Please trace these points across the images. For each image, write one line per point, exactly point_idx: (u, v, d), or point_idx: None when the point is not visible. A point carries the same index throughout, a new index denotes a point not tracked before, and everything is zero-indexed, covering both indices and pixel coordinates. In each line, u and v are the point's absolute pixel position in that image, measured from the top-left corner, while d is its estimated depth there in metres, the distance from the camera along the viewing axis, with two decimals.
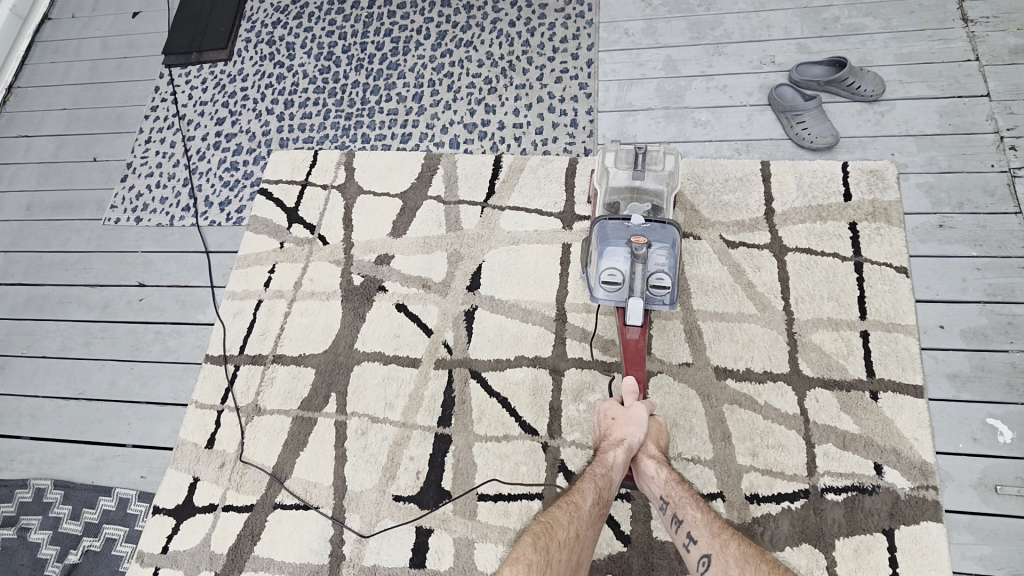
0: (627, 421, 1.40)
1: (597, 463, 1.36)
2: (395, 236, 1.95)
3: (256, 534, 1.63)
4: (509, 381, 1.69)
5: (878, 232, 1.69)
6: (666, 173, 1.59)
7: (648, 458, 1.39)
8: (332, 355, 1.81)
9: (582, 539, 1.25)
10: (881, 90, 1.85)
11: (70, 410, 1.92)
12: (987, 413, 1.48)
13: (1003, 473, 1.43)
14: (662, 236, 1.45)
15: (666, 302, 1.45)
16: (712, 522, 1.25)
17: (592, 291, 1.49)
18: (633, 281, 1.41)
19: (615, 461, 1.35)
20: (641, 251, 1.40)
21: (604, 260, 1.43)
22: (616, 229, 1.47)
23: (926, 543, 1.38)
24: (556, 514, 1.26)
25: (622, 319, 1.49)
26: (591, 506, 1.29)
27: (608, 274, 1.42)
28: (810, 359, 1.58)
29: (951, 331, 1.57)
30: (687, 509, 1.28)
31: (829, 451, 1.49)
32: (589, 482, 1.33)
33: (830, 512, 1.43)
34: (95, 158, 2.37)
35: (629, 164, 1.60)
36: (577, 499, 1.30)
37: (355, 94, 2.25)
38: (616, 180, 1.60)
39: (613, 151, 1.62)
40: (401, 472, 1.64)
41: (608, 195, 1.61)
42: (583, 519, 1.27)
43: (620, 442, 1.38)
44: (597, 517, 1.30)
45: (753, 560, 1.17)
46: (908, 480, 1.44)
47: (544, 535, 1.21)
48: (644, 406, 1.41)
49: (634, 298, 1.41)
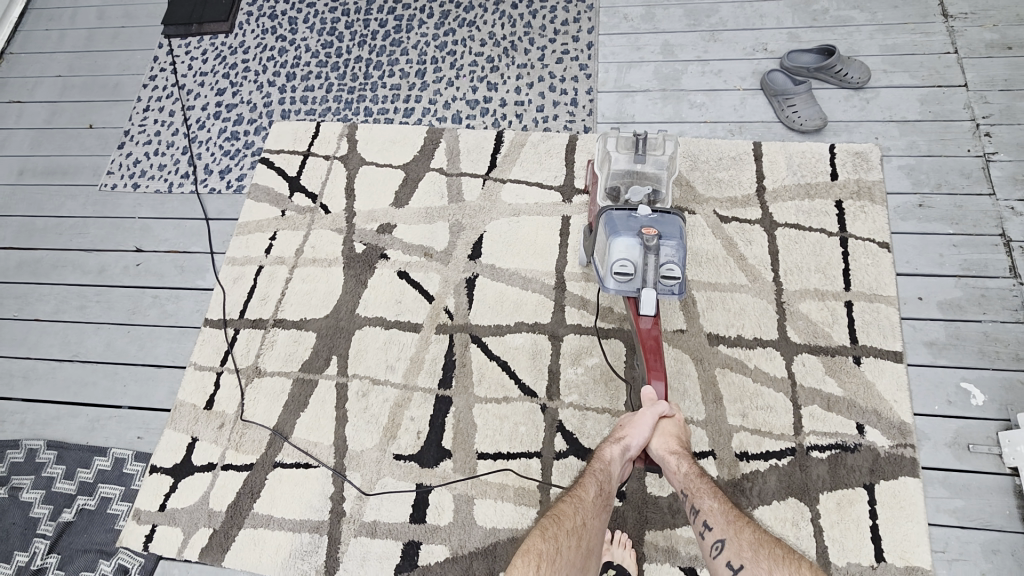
0: (632, 424, 1.41)
1: (597, 459, 1.36)
2: (398, 206, 1.98)
3: (256, 492, 1.65)
4: (509, 346, 1.74)
5: (862, 209, 1.78)
6: (666, 158, 1.64)
7: (667, 453, 1.38)
8: (333, 320, 1.84)
9: (589, 529, 1.24)
10: (867, 78, 1.94)
11: (65, 371, 1.90)
12: (961, 378, 1.57)
13: (975, 432, 1.51)
14: (671, 227, 1.46)
15: (675, 292, 1.47)
16: (728, 510, 1.24)
17: (603, 281, 1.49)
18: (646, 271, 1.42)
19: (612, 456, 1.36)
20: (653, 242, 1.41)
21: (616, 251, 1.44)
22: (626, 220, 1.48)
23: (904, 496, 1.46)
24: (561, 506, 1.27)
25: (634, 310, 1.49)
26: (595, 498, 1.29)
27: (620, 265, 1.43)
28: (797, 327, 1.66)
29: (929, 302, 1.66)
30: (704, 499, 1.28)
31: (814, 412, 1.56)
32: (589, 476, 1.33)
33: (815, 468, 1.51)
34: (92, 125, 2.35)
35: (628, 149, 1.64)
36: (580, 492, 1.30)
37: (358, 69, 2.28)
38: (617, 165, 1.63)
39: (614, 137, 1.64)
40: (402, 432, 1.67)
41: (609, 179, 1.64)
42: (587, 510, 1.27)
43: (620, 442, 1.38)
44: (603, 508, 1.29)
45: (769, 543, 1.16)
46: (888, 439, 1.52)
47: (551, 524, 1.21)
48: (651, 410, 1.41)
49: (646, 288, 1.42)
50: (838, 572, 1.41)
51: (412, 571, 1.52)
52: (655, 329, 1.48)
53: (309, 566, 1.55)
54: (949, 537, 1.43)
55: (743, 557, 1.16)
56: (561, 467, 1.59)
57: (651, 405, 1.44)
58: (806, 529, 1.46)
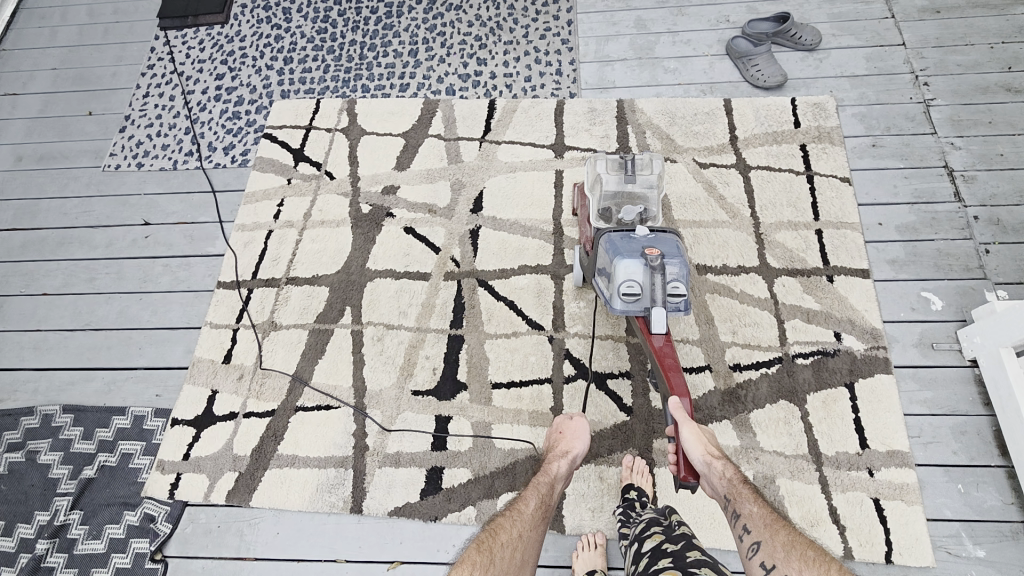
0: (574, 437, 1.49)
1: (544, 472, 1.40)
2: (400, 169, 2.09)
3: (279, 434, 1.71)
4: (514, 286, 1.86)
5: (824, 151, 1.98)
6: (655, 176, 1.63)
7: (711, 458, 1.31)
8: (345, 274, 1.93)
9: (526, 541, 1.24)
10: (819, 40, 2.17)
11: (77, 340, 1.93)
12: (922, 288, 1.75)
13: (937, 333, 1.69)
14: (671, 247, 1.47)
15: (682, 308, 1.49)
16: (767, 514, 1.20)
17: (610, 302, 1.49)
18: (654, 291, 1.41)
19: (559, 470, 1.41)
20: (657, 261, 1.40)
21: (621, 273, 1.43)
22: (627, 243, 1.49)
23: (880, 391, 1.62)
24: (499, 521, 1.26)
25: (644, 328, 1.50)
26: (535, 510, 1.31)
27: (626, 286, 1.43)
28: (775, 254, 1.83)
29: (888, 226, 1.84)
30: (744, 503, 1.23)
31: (796, 325, 1.72)
32: (532, 489, 1.35)
33: (801, 373, 1.66)
34: (91, 112, 2.40)
35: (618, 170, 1.62)
36: (521, 505, 1.31)
37: (353, 51, 2.40)
38: (608, 187, 1.62)
39: (602, 159, 1.63)
40: (418, 369, 1.76)
41: (600, 202, 1.63)
42: (526, 522, 1.27)
43: (567, 456, 1.44)
44: (541, 521, 1.30)
45: (803, 546, 1.13)
46: (863, 343, 1.69)
47: (486, 538, 1.21)
48: (683, 422, 1.35)
49: (656, 307, 1.42)
50: (828, 461, 1.55)
51: (437, 493, 1.61)
52: (667, 347, 1.48)
53: (337, 498, 1.62)
54: (923, 424, 1.59)
55: (776, 559, 1.14)
56: (571, 390, 1.70)
57: (685, 418, 1.35)
58: (797, 426, 1.60)
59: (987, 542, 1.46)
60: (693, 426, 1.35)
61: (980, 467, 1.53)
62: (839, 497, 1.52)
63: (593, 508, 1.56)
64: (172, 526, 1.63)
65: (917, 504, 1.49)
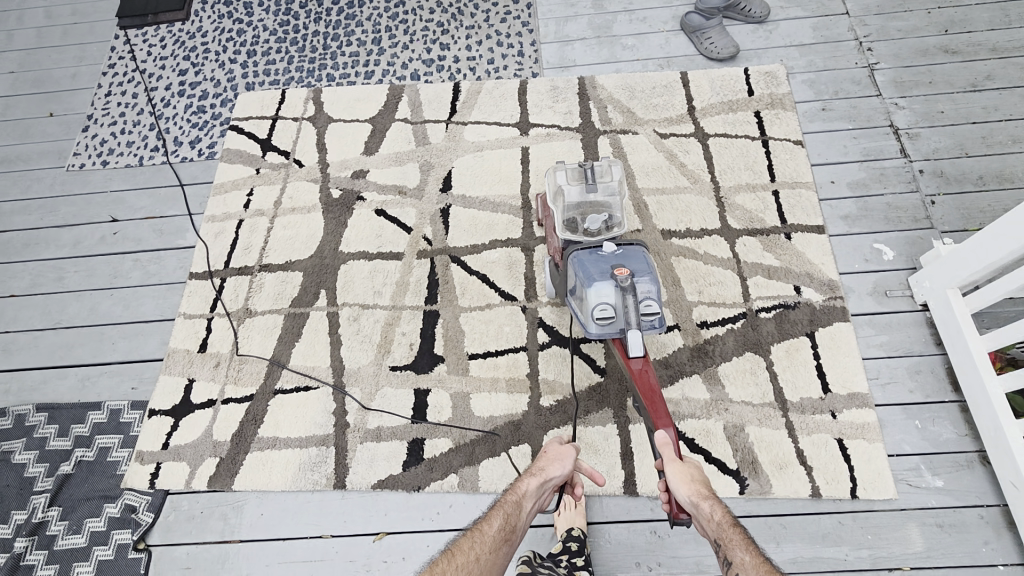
0: (552, 457, 1.41)
1: (513, 491, 1.34)
2: (369, 154, 2.12)
3: (259, 418, 1.72)
4: (486, 261, 1.89)
5: (777, 116, 2.06)
6: (615, 183, 1.62)
7: (699, 499, 1.27)
8: (318, 258, 1.94)
9: (485, 563, 1.20)
10: (767, 13, 2.25)
11: (48, 339, 1.91)
12: (875, 240, 1.83)
13: (890, 281, 1.77)
14: (639, 264, 1.49)
15: (657, 325, 1.49)
16: (760, 565, 1.14)
17: (586, 326, 1.50)
18: (627, 313, 1.42)
19: (528, 489, 1.34)
20: (627, 282, 1.42)
21: (593, 297, 1.44)
22: (595, 262, 1.50)
23: (839, 338, 1.70)
24: (460, 541, 1.24)
25: (622, 348, 1.50)
26: (497, 531, 1.25)
27: (600, 309, 1.44)
28: (736, 216, 1.90)
29: (841, 183, 1.93)
30: (735, 551, 1.18)
31: (758, 281, 1.79)
32: (498, 509, 1.30)
33: (764, 326, 1.73)
34: (52, 113, 2.36)
35: (578, 180, 1.61)
36: (483, 526, 1.27)
37: (316, 41, 2.41)
38: (570, 198, 1.60)
39: (562, 170, 1.62)
40: (395, 346, 1.79)
41: (564, 213, 1.61)
42: (485, 544, 1.23)
43: (539, 475, 1.37)
44: (505, 543, 1.25)
45: None
46: (822, 295, 1.76)
47: (442, 560, 1.19)
48: (666, 460, 1.35)
49: (631, 329, 1.43)
50: (794, 407, 1.62)
51: (419, 464, 1.63)
52: (647, 369, 1.48)
53: (319, 475, 1.63)
54: (881, 366, 1.67)
55: None
56: (546, 356, 1.74)
57: (670, 456, 1.35)
58: (763, 375, 1.66)
59: (945, 472, 1.53)
60: (678, 465, 1.34)
61: (936, 403, 1.61)
62: (805, 440, 1.58)
63: None
64: (154, 515, 1.63)
65: (878, 441, 1.57)
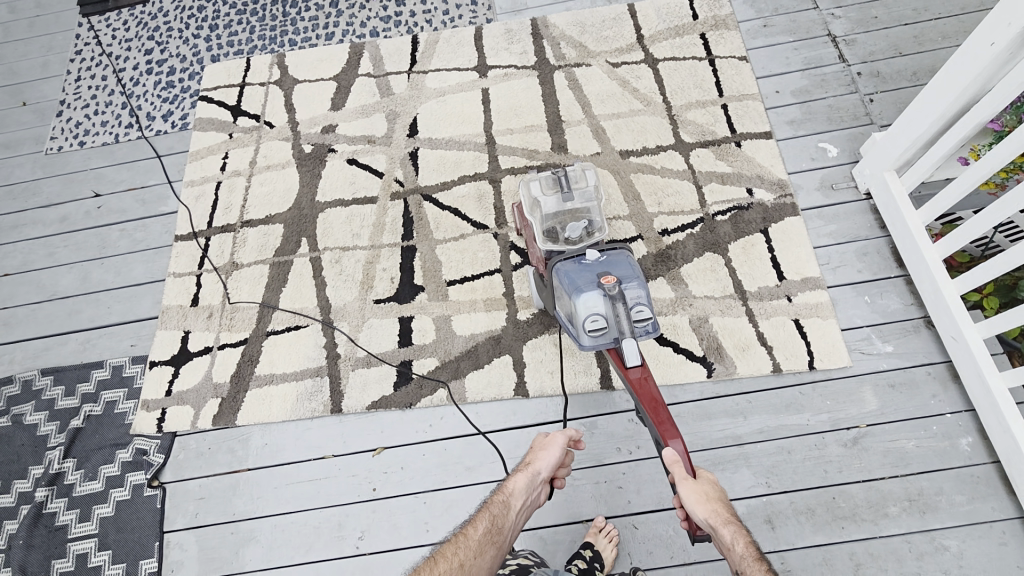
0: (539, 449, 1.37)
1: (500, 492, 1.28)
2: (336, 109, 2.19)
3: (255, 358, 1.82)
4: (457, 196, 1.99)
5: (722, 36, 2.15)
6: (592, 187, 1.56)
7: (717, 522, 1.16)
8: (297, 210, 2.03)
9: (470, 569, 1.14)
10: None
11: (46, 310, 1.99)
12: (819, 140, 1.94)
13: (835, 176, 1.89)
14: (625, 269, 1.44)
15: (652, 330, 1.44)
16: None
17: (579, 339, 1.44)
18: (619, 321, 1.35)
19: (516, 487, 1.29)
20: (615, 289, 1.36)
21: (583, 309, 1.38)
22: (581, 272, 1.44)
23: (792, 231, 1.81)
24: (443, 547, 1.18)
25: (619, 359, 1.43)
26: (483, 535, 1.19)
27: (591, 321, 1.37)
28: (689, 131, 2.00)
29: (785, 92, 2.03)
30: None
31: (713, 188, 1.90)
32: (484, 511, 1.24)
33: (721, 228, 1.84)
34: (25, 102, 2.41)
35: (554, 189, 1.55)
36: (468, 529, 1.20)
37: (276, 10, 2.47)
38: (548, 208, 1.55)
39: (537, 180, 1.56)
40: (377, 281, 1.88)
41: (543, 223, 1.56)
42: (470, 549, 1.16)
43: (528, 470, 1.33)
44: (491, 545, 1.18)
45: None
46: (773, 194, 1.87)
47: (424, 567, 1.13)
48: (677, 477, 1.25)
49: (625, 338, 1.35)
50: (753, 296, 1.74)
51: (409, 384, 1.74)
52: (647, 376, 1.39)
53: (317, 403, 1.74)
54: (831, 253, 1.78)
55: None
56: (519, 276, 1.84)
57: (682, 473, 1.25)
58: (723, 271, 1.78)
59: (894, 338, 1.66)
60: (691, 483, 1.24)
61: (883, 279, 1.73)
62: (764, 323, 1.70)
63: (552, 371, 1.71)
64: (165, 455, 1.73)
65: (831, 318, 1.69)
